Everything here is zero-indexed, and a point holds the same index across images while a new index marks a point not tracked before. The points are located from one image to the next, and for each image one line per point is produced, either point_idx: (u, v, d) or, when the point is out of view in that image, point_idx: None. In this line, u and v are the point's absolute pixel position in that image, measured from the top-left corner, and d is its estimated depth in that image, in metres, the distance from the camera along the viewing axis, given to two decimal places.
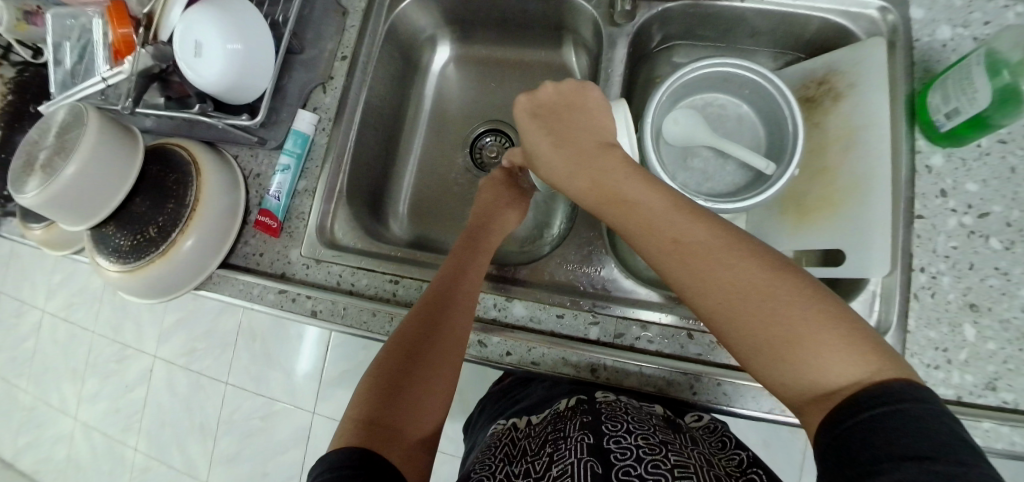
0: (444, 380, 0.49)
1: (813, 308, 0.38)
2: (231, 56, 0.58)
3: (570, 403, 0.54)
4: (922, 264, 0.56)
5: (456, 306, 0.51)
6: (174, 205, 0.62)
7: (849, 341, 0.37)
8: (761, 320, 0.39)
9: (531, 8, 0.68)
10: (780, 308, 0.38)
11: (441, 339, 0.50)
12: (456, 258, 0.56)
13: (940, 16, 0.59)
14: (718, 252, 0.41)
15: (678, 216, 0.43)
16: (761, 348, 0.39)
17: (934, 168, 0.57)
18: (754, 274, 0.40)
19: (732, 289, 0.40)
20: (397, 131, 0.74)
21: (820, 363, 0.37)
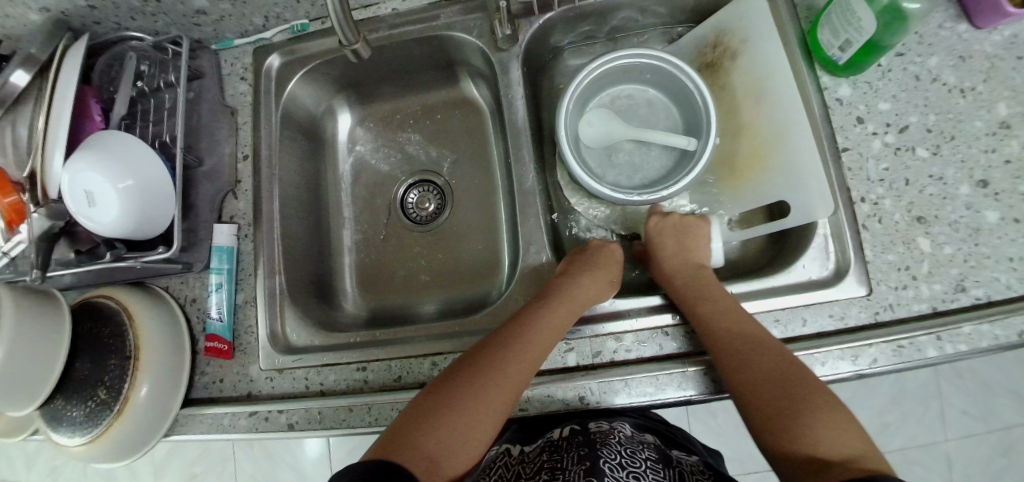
0: (481, 428, 0.46)
1: (827, 397, 0.44)
2: (129, 194, 0.56)
3: (565, 434, 0.55)
4: (862, 195, 0.56)
5: (516, 363, 0.49)
6: (114, 361, 0.58)
7: (845, 429, 0.42)
8: (782, 391, 0.45)
9: (418, 54, 0.67)
10: (800, 389, 0.45)
11: (495, 384, 0.47)
12: (532, 313, 0.52)
13: None
14: (758, 344, 0.49)
15: (726, 310, 0.51)
16: (774, 409, 0.45)
17: (845, 98, 0.57)
18: (788, 368, 0.47)
19: (760, 370, 0.47)
20: (323, 211, 0.72)
21: (817, 434, 0.42)
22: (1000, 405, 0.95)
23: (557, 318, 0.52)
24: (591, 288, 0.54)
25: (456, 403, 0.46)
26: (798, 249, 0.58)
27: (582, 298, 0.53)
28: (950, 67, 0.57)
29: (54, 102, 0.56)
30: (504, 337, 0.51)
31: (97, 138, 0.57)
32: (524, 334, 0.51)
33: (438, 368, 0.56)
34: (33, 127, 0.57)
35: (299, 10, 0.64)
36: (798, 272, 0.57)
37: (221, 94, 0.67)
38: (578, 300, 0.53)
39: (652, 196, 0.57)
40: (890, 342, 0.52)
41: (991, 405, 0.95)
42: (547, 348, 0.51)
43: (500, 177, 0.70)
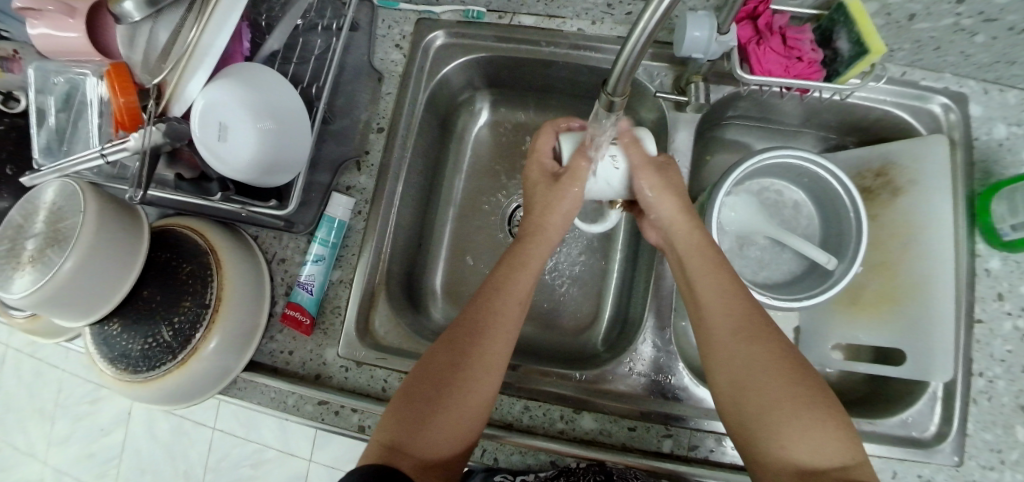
0: (462, 418, 0.45)
1: (817, 397, 0.43)
2: (266, 135, 0.52)
3: (580, 463, 0.53)
4: (980, 369, 0.56)
5: (495, 329, 0.48)
6: (190, 303, 0.54)
7: (840, 434, 0.41)
8: (775, 395, 0.43)
9: (585, 79, 0.64)
10: (787, 395, 0.42)
11: (471, 370, 0.46)
12: (503, 270, 0.52)
13: (996, 113, 0.60)
14: (745, 316, 0.46)
15: (718, 275, 0.49)
16: (777, 411, 0.42)
17: (992, 271, 0.58)
18: (781, 355, 0.44)
19: (750, 352, 0.45)
20: (430, 204, 0.68)
21: (822, 451, 0.41)
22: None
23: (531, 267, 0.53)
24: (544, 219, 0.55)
25: (445, 396, 0.45)
26: (901, 401, 0.58)
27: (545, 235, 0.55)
28: None
29: (212, 17, 0.47)
30: (474, 316, 0.49)
31: (247, 70, 0.52)
32: (494, 305, 0.49)
33: (529, 413, 0.55)
34: (179, 36, 0.50)
35: None
36: (898, 425, 0.56)
37: (371, 54, 0.63)
38: (534, 240, 0.56)
39: (785, 303, 0.56)
40: None
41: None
42: (518, 316, 0.50)
43: (622, 231, 0.70)
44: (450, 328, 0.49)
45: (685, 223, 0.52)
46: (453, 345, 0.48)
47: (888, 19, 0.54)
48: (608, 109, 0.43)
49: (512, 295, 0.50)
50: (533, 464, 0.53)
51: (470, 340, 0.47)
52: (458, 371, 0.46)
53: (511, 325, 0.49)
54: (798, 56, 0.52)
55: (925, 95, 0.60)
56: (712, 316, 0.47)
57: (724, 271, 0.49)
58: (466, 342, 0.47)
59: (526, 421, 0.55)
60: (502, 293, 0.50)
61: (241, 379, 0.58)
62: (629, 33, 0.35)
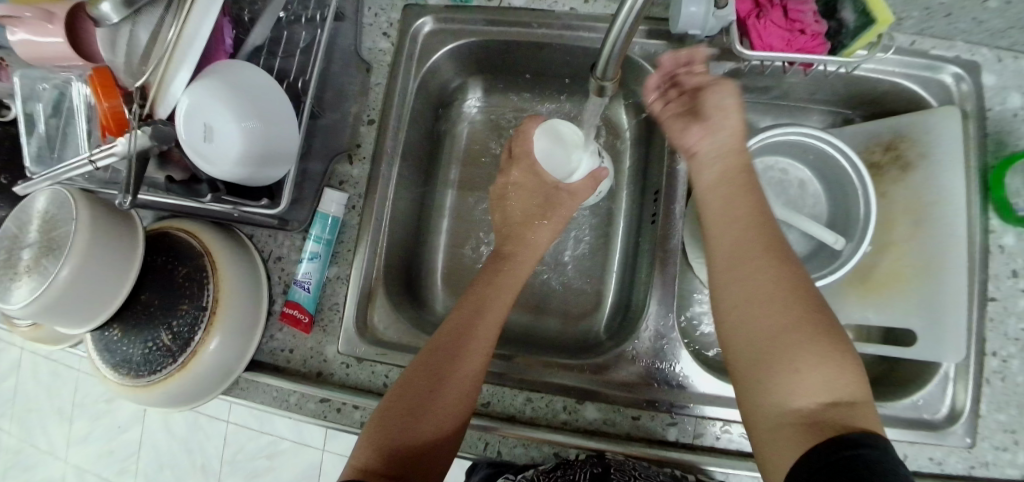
0: (440, 417, 0.46)
1: (816, 326, 0.39)
2: (251, 135, 0.50)
3: (579, 455, 0.51)
4: (993, 348, 0.54)
5: (476, 341, 0.49)
6: (188, 307, 0.53)
7: (836, 367, 0.38)
8: (766, 326, 0.40)
9: (580, 61, 0.62)
10: (779, 324, 0.40)
11: (453, 374, 0.47)
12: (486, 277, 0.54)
13: (1012, 82, 0.57)
14: (750, 241, 0.44)
15: (737, 198, 0.46)
16: (759, 345, 0.40)
17: (1007, 248, 0.55)
18: (795, 287, 0.41)
19: (749, 281, 0.42)
20: (426, 195, 0.67)
21: (809, 386, 0.38)
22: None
23: (510, 284, 0.54)
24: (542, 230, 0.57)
25: (429, 399, 0.46)
26: (913, 382, 0.56)
27: (521, 258, 0.56)
28: None
29: (189, 15, 0.46)
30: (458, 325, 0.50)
31: (228, 66, 0.50)
32: (476, 316, 0.50)
33: (532, 405, 0.54)
34: (159, 34, 0.49)
35: None
36: (909, 408, 0.55)
37: (358, 44, 0.62)
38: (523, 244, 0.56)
39: None
40: None
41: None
42: (496, 328, 0.51)
43: (623, 217, 0.68)
44: (436, 336, 0.50)
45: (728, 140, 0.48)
46: (436, 349, 0.48)
47: None
48: (599, 95, 0.42)
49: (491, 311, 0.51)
50: (536, 456, 0.53)
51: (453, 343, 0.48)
52: (439, 376, 0.47)
53: (488, 336, 0.50)
54: (801, 29, 0.50)
55: (938, 65, 0.57)
56: (726, 240, 0.45)
57: (748, 190, 0.47)
58: (445, 348, 0.48)
59: (529, 412, 0.54)
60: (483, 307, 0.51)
61: (245, 378, 0.58)
62: (618, 13, 0.33)
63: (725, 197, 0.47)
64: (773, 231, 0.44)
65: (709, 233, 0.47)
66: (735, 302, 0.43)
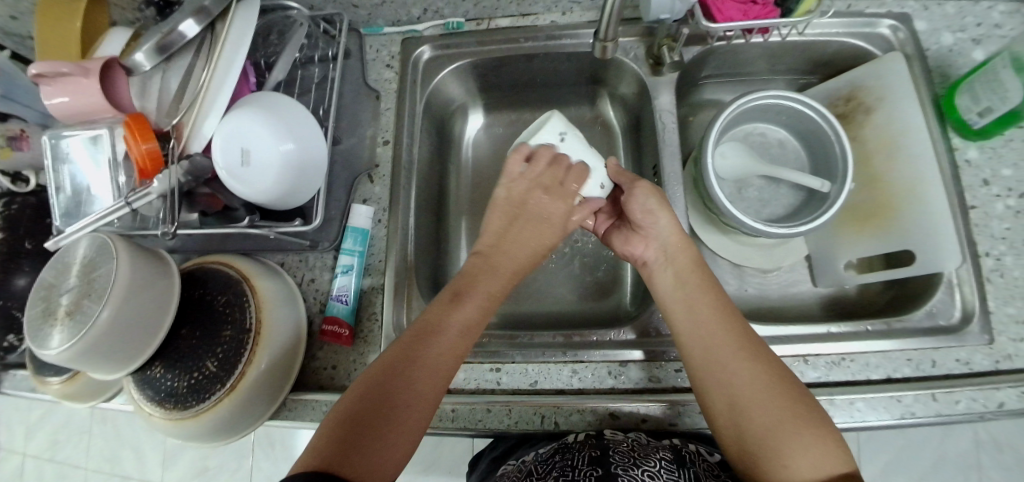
0: (418, 404, 0.44)
1: (796, 403, 0.45)
2: (291, 157, 0.54)
3: (579, 437, 0.51)
4: (986, 249, 0.59)
5: (450, 328, 0.48)
6: (232, 332, 0.54)
7: (821, 431, 0.44)
8: (760, 413, 0.45)
9: (567, 67, 0.68)
10: (768, 407, 0.45)
11: (427, 364, 0.46)
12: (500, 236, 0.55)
13: (940, 25, 0.66)
14: (727, 340, 0.49)
15: (708, 300, 0.52)
16: (761, 434, 0.44)
17: (973, 161, 0.62)
18: (775, 376, 0.47)
19: (738, 378, 0.47)
20: (441, 209, 0.69)
21: (807, 454, 0.43)
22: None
23: (501, 274, 0.53)
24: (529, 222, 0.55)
25: (390, 396, 0.44)
26: (922, 295, 0.61)
27: (511, 246, 0.54)
28: None
29: (220, 59, 0.52)
30: (438, 308, 0.50)
31: (258, 99, 0.55)
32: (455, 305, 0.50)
33: (578, 375, 0.55)
34: (191, 77, 0.54)
35: (460, 8, 0.65)
36: (925, 317, 0.58)
37: (365, 77, 0.66)
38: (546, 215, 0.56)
39: (793, 230, 0.58)
40: (1016, 388, 0.53)
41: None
42: (483, 315, 0.50)
43: None
44: (410, 326, 0.49)
45: (686, 253, 0.55)
46: (411, 342, 0.47)
47: None
48: (604, 54, 0.55)
49: (479, 293, 0.51)
50: (593, 421, 0.53)
51: (428, 333, 0.47)
52: (412, 366, 0.45)
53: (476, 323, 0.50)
54: (754, 1, 0.57)
55: (874, 21, 0.66)
56: (703, 341, 0.50)
57: (714, 293, 0.52)
58: (423, 332, 0.47)
59: (577, 384, 0.55)
60: (469, 289, 0.51)
61: (289, 400, 0.58)
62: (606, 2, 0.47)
63: (694, 305, 0.52)
64: (743, 325, 0.50)
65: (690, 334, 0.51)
66: (727, 395, 0.47)
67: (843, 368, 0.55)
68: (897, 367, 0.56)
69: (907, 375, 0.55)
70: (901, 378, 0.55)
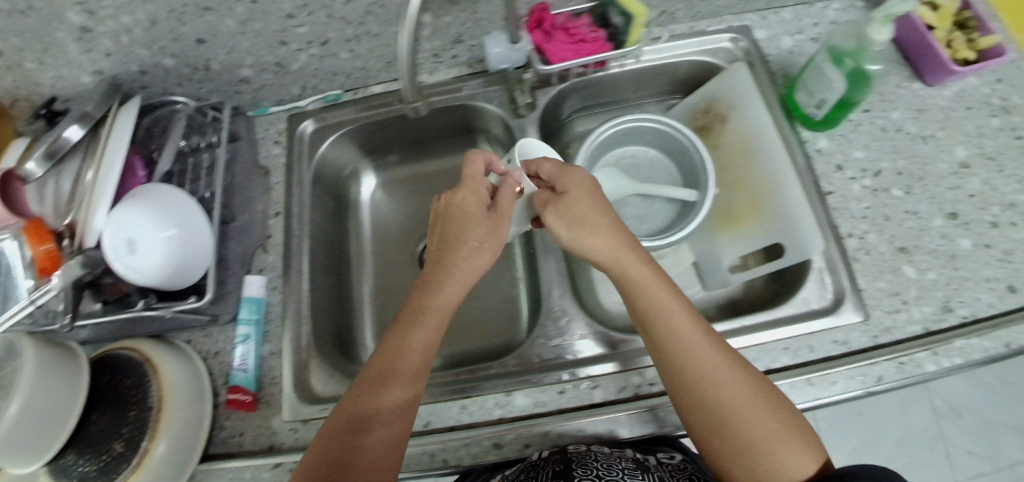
0: (386, 462, 0.47)
1: (773, 401, 0.46)
2: (172, 242, 0.57)
3: (542, 454, 0.53)
4: (849, 230, 0.62)
5: (398, 384, 0.49)
6: (136, 412, 0.56)
7: (795, 427, 0.45)
8: (741, 417, 0.45)
9: (441, 121, 0.73)
10: (750, 410, 0.45)
11: (389, 422, 0.48)
12: (420, 289, 0.54)
13: (779, 30, 0.70)
14: (701, 347, 0.48)
15: (674, 303, 0.50)
16: (743, 440, 0.45)
17: (824, 149, 0.65)
18: (750, 376, 0.47)
19: (719, 384, 0.46)
20: (344, 267, 0.73)
21: (789, 453, 0.44)
22: (1002, 436, 1.06)
23: (437, 313, 0.53)
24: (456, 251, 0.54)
25: (355, 464, 0.46)
26: (794, 285, 0.64)
27: (441, 281, 0.53)
28: (912, 118, 0.67)
29: (104, 155, 0.58)
30: (381, 360, 0.51)
31: (141, 190, 0.59)
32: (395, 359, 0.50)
33: (467, 411, 0.57)
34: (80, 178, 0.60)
35: (334, 82, 0.70)
36: (798, 305, 0.61)
37: (256, 155, 0.71)
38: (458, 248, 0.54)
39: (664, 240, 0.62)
40: (892, 360, 0.56)
41: (997, 439, 1.06)
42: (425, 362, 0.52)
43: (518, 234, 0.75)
44: (354, 392, 0.49)
45: (633, 257, 0.51)
46: (365, 407, 0.48)
47: None
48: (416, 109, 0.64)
49: (416, 343, 0.51)
50: (479, 452, 0.54)
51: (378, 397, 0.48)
52: (369, 430, 0.47)
53: (420, 372, 0.51)
54: (582, 38, 0.60)
55: (716, 37, 0.70)
56: (675, 351, 0.48)
57: (678, 296, 0.50)
58: (375, 394, 0.49)
59: (467, 419, 0.57)
60: (407, 341, 0.51)
61: (200, 472, 0.60)
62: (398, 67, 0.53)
63: (663, 309, 0.50)
64: (708, 326, 0.50)
65: (659, 344, 0.49)
66: (703, 406, 0.46)
67: None
68: (775, 358, 0.58)
69: (785, 365, 0.57)
70: (780, 368, 0.57)
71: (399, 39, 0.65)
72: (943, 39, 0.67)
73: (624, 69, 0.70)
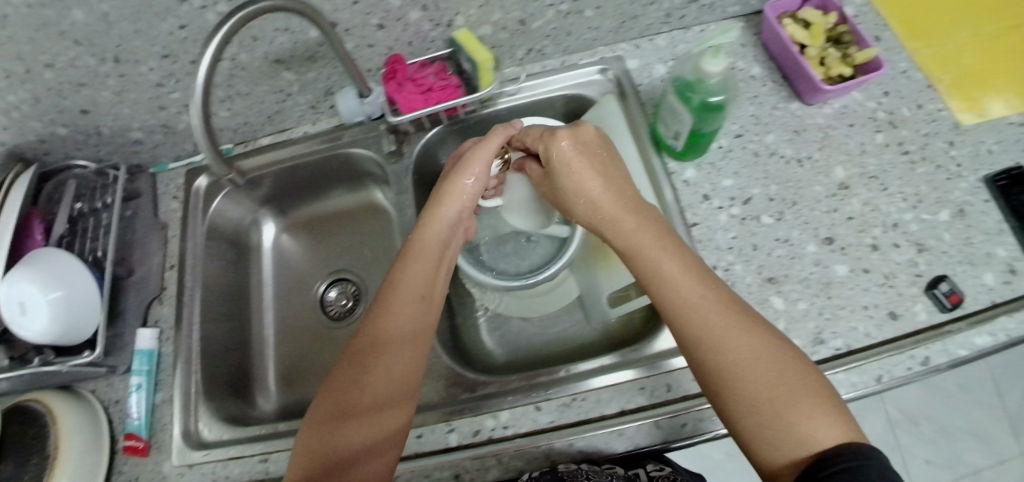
0: (376, 426, 0.47)
1: (789, 366, 0.42)
2: (58, 303, 0.61)
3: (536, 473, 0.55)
4: (714, 262, 0.61)
5: (397, 350, 0.50)
6: (37, 458, 0.61)
7: (815, 395, 0.40)
8: (746, 380, 0.42)
9: (329, 168, 0.75)
10: (755, 373, 0.42)
11: (385, 387, 0.48)
12: (398, 264, 0.56)
13: (652, 58, 0.70)
14: (708, 308, 0.46)
15: (676, 264, 0.49)
16: (751, 401, 0.41)
17: (690, 179, 0.65)
18: (765, 339, 0.44)
19: (727, 345, 0.44)
20: (245, 314, 0.77)
21: (805, 418, 0.39)
22: (958, 440, 1.05)
23: (423, 286, 0.54)
24: (433, 230, 0.58)
25: (344, 427, 0.46)
26: (662, 318, 0.64)
27: (421, 253, 0.56)
28: (787, 140, 0.66)
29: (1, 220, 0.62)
30: (371, 326, 0.52)
31: (37, 254, 0.63)
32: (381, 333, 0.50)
33: None
34: None
35: (223, 137, 0.74)
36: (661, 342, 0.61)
37: (155, 211, 0.75)
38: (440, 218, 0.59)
39: (537, 278, 0.65)
40: None
41: (955, 445, 1.04)
42: (419, 333, 0.52)
43: None
44: (346, 357, 0.50)
45: (636, 218, 0.53)
46: (355, 371, 0.49)
47: (508, 30, 0.64)
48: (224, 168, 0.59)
49: (399, 316, 0.52)
50: None
51: (367, 363, 0.49)
52: (359, 394, 0.47)
53: (412, 345, 0.51)
54: (430, 87, 0.62)
55: (586, 71, 0.70)
56: (678, 313, 0.47)
57: (685, 259, 0.50)
58: (365, 360, 0.49)
59: None
60: (390, 309, 0.52)
61: None
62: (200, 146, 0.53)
63: (659, 269, 0.50)
64: (726, 289, 0.48)
65: (665, 305, 0.49)
66: (707, 368, 0.44)
67: (573, 408, 0.58)
68: (631, 398, 0.57)
69: (641, 404, 0.57)
70: (636, 409, 0.57)
71: (271, 96, 0.67)
72: (815, 56, 0.65)
73: (486, 111, 0.69)
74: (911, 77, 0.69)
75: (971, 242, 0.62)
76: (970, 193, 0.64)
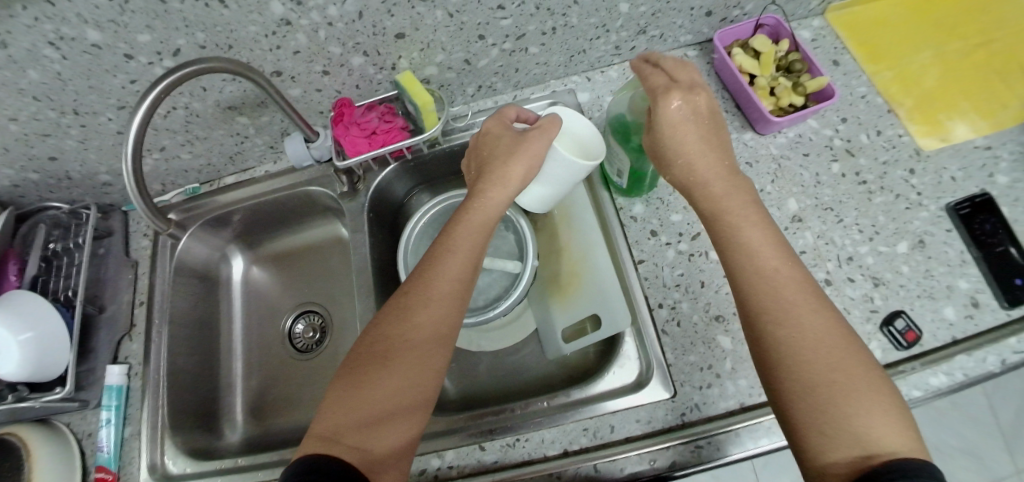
0: (406, 402, 0.47)
1: (858, 369, 0.40)
2: (27, 344, 0.63)
3: None
4: (659, 300, 0.61)
5: (431, 333, 0.49)
6: None
7: (881, 404, 0.39)
8: (813, 369, 0.40)
9: (293, 205, 0.78)
10: (824, 367, 0.40)
11: (416, 366, 0.48)
12: (445, 235, 0.54)
13: (603, 91, 0.71)
14: (788, 290, 0.44)
15: (763, 238, 0.46)
16: (812, 391, 0.40)
17: (638, 215, 0.66)
18: (839, 337, 0.42)
19: (796, 334, 0.42)
20: (215, 347, 0.80)
21: (863, 423, 0.38)
22: (951, 460, 1.02)
23: (463, 269, 0.53)
24: (487, 197, 0.55)
25: (372, 397, 0.46)
26: (611, 356, 0.63)
27: (466, 226, 0.54)
28: (739, 173, 0.66)
29: None
30: (410, 298, 0.51)
31: (8, 298, 0.65)
32: (418, 309, 0.50)
33: None
34: None
35: (189, 177, 0.76)
36: (609, 381, 0.60)
37: (127, 249, 0.78)
38: (492, 186, 0.55)
39: (482, 317, 0.64)
40: (690, 441, 0.55)
41: (948, 465, 1.01)
42: (453, 319, 0.51)
43: None
44: (382, 327, 0.50)
45: (735, 187, 0.48)
46: (390, 343, 0.48)
47: (454, 70, 0.65)
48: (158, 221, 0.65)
49: (439, 295, 0.51)
50: None
51: (399, 339, 0.48)
52: (390, 368, 0.47)
53: (448, 330, 0.50)
54: (374, 130, 0.63)
55: (535, 107, 0.70)
56: (753, 287, 0.44)
57: (774, 234, 0.46)
58: (402, 335, 0.49)
59: None
60: (431, 287, 0.51)
61: None
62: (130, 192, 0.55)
63: (742, 238, 0.46)
64: (806, 278, 0.45)
65: (735, 275, 0.46)
66: (770, 349, 0.42)
67: (516, 449, 0.58)
68: (574, 439, 0.57)
69: (583, 445, 0.57)
70: (578, 450, 0.57)
71: (229, 138, 0.69)
72: (765, 86, 0.65)
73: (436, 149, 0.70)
74: (872, 102, 0.68)
75: (931, 275, 0.60)
76: (931, 223, 0.62)
